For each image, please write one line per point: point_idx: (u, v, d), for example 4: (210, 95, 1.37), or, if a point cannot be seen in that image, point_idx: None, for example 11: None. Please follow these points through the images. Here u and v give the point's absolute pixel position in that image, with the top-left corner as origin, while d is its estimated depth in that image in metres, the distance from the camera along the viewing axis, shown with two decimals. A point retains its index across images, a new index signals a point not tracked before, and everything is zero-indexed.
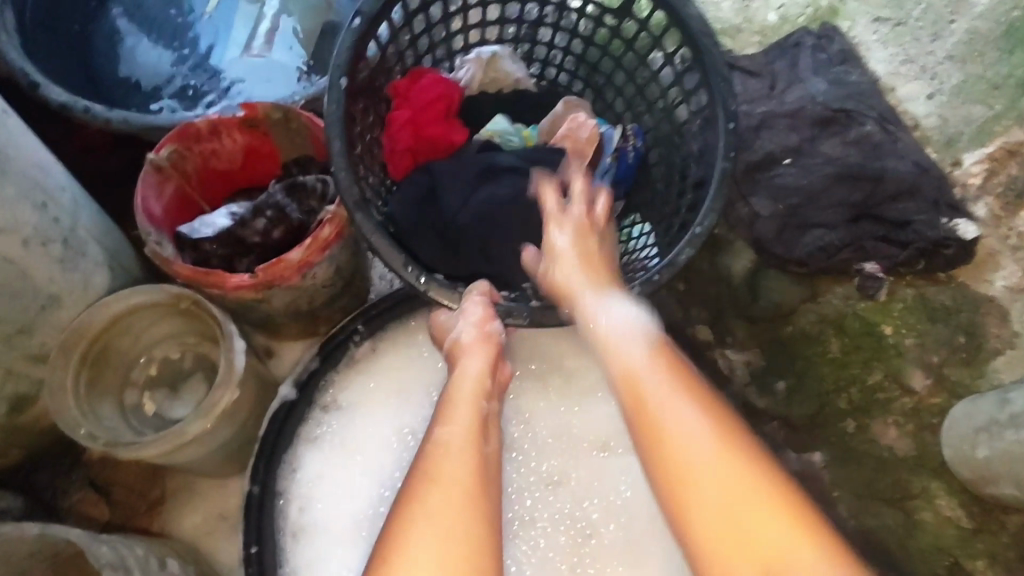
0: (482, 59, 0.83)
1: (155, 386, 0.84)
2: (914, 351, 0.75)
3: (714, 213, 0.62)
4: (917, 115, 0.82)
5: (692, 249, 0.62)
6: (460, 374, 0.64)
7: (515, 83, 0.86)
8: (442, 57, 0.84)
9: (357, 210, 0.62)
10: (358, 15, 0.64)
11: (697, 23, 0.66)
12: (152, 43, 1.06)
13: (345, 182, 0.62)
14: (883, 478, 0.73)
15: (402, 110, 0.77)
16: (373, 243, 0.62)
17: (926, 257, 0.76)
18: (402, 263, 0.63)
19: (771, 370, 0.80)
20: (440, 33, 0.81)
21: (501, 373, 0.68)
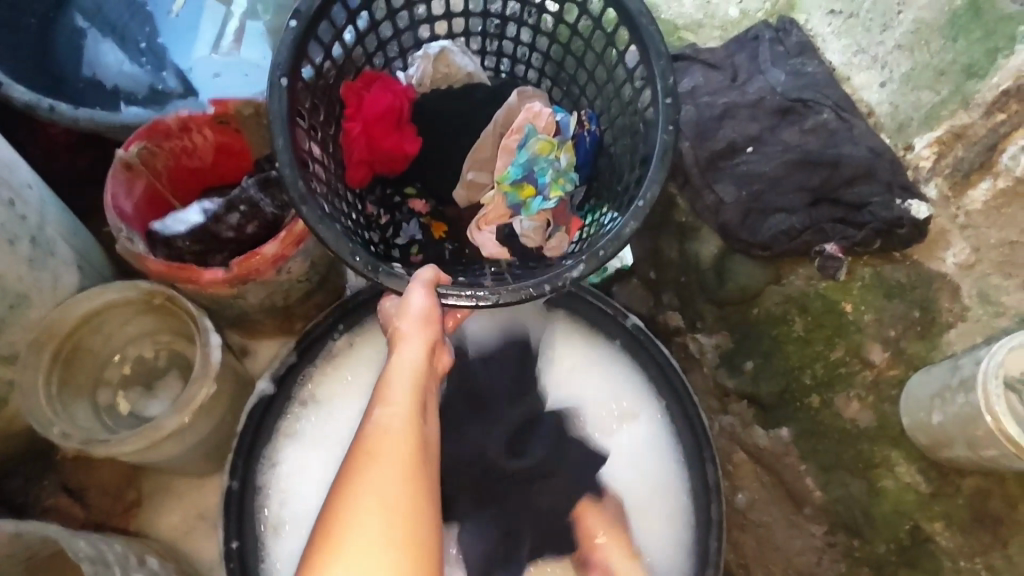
0: (429, 55, 0.84)
1: (129, 385, 0.83)
2: (873, 327, 0.77)
3: (657, 186, 0.63)
4: (870, 103, 0.86)
5: (637, 221, 0.63)
6: (400, 358, 0.62)
7: (469, 76, 0.87)
8: (395, 54, 0.85)
9: (305, 203, 0.61)
10: (295, 16, 0.64)
11: (636, 10, 0.67)
12: (117, 45, 1.05)
13: (290, 177, 0.61)
14: (846, 450, 0.77)
15: (355, 112, 0.79)
16: (320, 234, 0.62)
17: (881, 238, 0.79)
18: (350, 254, 0.62)
19: (739, 352, 0.87)
20: (387, 29, 0.82)
21: (444, 360, 0.65)
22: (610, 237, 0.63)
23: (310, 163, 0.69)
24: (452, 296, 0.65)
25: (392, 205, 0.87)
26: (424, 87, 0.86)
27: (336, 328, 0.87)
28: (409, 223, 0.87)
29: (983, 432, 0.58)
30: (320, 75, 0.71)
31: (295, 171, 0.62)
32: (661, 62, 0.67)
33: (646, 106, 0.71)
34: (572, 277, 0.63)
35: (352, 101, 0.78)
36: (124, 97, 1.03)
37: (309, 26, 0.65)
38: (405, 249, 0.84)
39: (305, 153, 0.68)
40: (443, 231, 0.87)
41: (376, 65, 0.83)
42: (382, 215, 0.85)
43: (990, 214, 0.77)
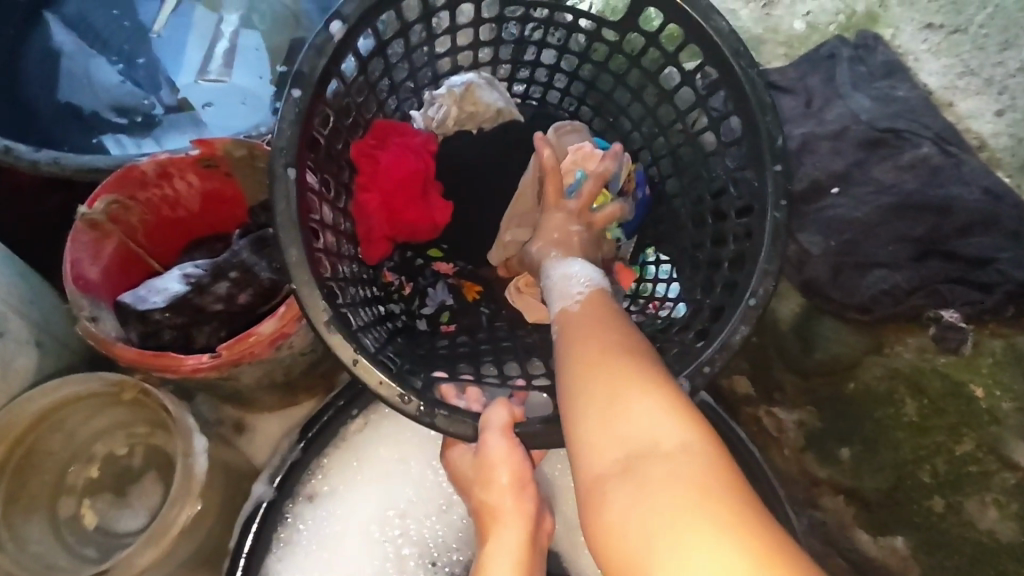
0: (454, 94, 0.69)
1: (96, 492, 0.68)
2: (1015, 420, 0.65)
3: (771, 279, 0.50)
4: (982, 134, 0.74)
5: (748, 325, 0.50)
6: (491, 544, 0.48)
7: (498, 113, 0.72)
8: (408, 93, 0.69)
9: (333, 331, 0.48)
10: (297, 84, 0.48)
11: (726, 37, 0.52)
12: (103, 60, 0.91)
13: (310, 298, 0.48)
14: (985, 570, 0.63)
15: (370, 177, 0.64)
16: (358, 369, 0.48)
17: (1014, 303, 0.66)
18: (401, 399, 0.48)
19: (831, 435, 0.69)
20: (403, 71, 0.66)
21: (546, 527, 0.51)
22: (715, 345, 0.50)
23: (328, 260, 0.55)
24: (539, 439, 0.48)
25: (413, 268, 0.72)
26: (445, 128, 0.72)
27: (349, 409, 0.72)
28: (435, 287, 0.72)
29: None
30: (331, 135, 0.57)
31: (317, 289, 0.49)
32: (756, 92, 0.52)
33: (737, 169, 0.58)
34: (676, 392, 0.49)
35: (365, 164, 0.63)
36: (103, 130, 0.89)
37: (317, 92, 0.50)
38: (433, 319, 0.70)
39: (323, 250, 0.54)
40: (478, 293, 0.73)
41: (388, 107, 0.67)
42: (404, 284, 0.70)
43: None
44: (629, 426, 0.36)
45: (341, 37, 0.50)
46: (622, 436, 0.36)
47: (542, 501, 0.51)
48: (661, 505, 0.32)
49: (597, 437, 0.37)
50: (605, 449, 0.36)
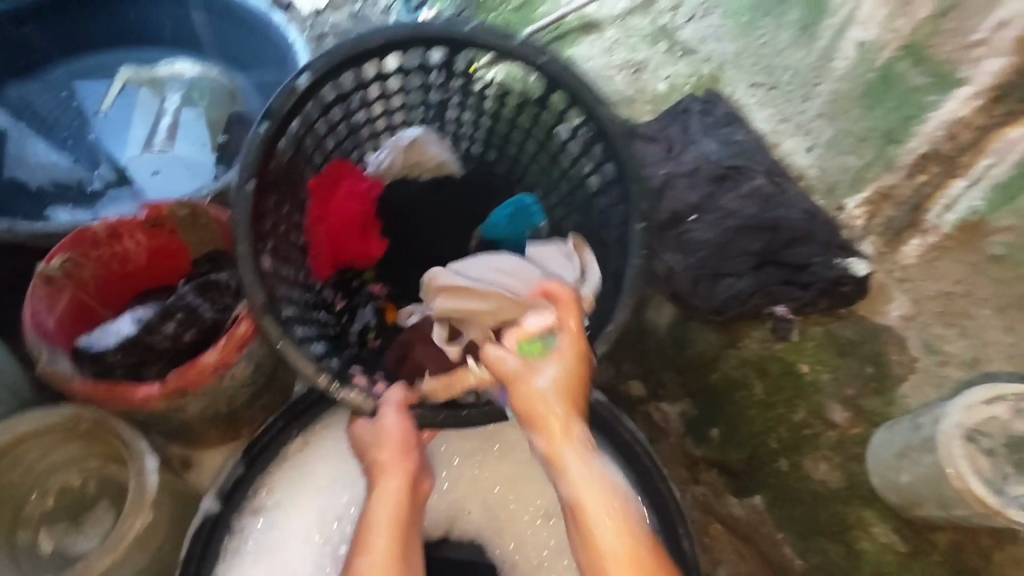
0: (402, 144, 0.86)
1: (52, 521, 0.76)
2: (831, 387, 0.79)
3: (626, 312, 0.64)
4: (801, 167, 0.88)
5: (608, 343, 0.64)
6: (378, 497, 0.62)
7: (438, 165, 0.89)
8: (368, 135, 0.85)
9: (264, 315, 0.60)
10: (266, 118, 0.61)
11: (588, 94, 0.66)
12: (42, 141, 1.03)
13: (251, 286, 0.60)
14: (821, 513, 0.76)
15: (321, 208, 0.79)
16: (282, 350, 0.60)
17: (827, 296, 0.81)
18: (315, 371, 0.60)
19: (703, 420, 0.86)
20: (360, 117, 0.81)
21: (424, 487, 0.66)
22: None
23: (275, 265, 0.68)
24: (426, 415, 0.63)
25: (350, 288, 0.85)
26: (393, 171, 0.87)
27: (289, 430, 0.82)
28: (364, 308, 0.84)
29: (948, 492, 0.60)
30: (291, 169, 0.71)
31: (258, 280, 0.60)
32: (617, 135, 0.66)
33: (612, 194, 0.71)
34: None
35: (319, 196, 0.78)
36: (52, 201, 0.99)
37: (282, 123, 0.62)
38: (360, 335, 0.82)
39: (271, 258, 0.65)
40: (396, 316, 0.86)
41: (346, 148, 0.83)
42: (338, 299, 0.82)
43: (925, 268, 0.80)
44: None
45: (305, 88, 0.63)
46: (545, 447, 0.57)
47: (423, 467, 0.65)
48: None
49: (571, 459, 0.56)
50: (609, 536, 0.54)
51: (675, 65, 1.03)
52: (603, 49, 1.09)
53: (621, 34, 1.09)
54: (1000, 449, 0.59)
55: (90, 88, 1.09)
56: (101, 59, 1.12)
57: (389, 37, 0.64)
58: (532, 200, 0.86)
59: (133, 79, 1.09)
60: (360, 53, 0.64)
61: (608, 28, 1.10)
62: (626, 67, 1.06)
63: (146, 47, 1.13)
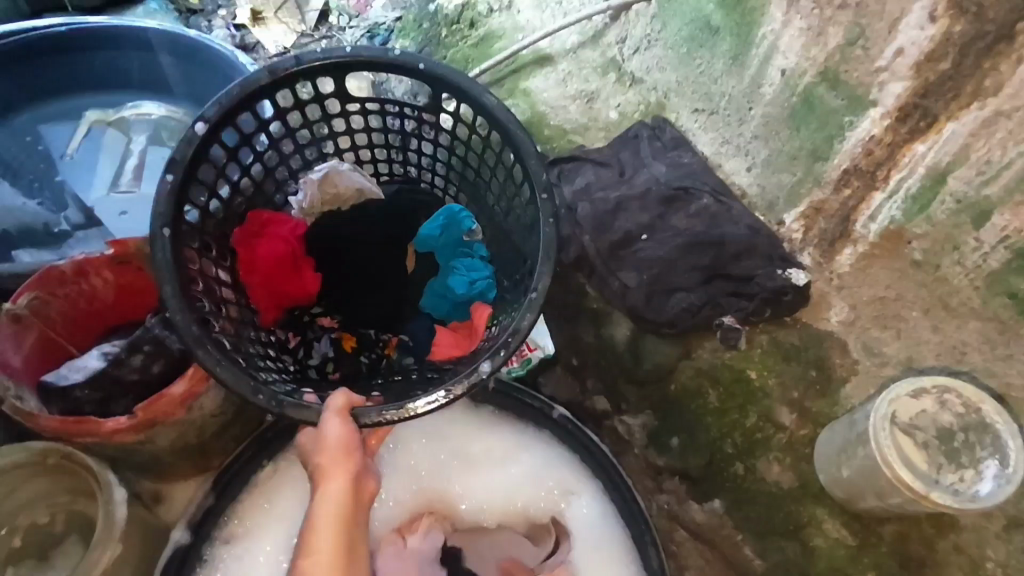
0: (319, 180, 0.91)
1: (20, 559, 0.76)
2: (778, 390, 0.83)
3: (546, 277, 0.67)
4: (743, 186, 0.96)
5: (532, 312, 0.66)
6: (320, 496, 0.63)
7: (361, 191, 0.94)
8: (284, 176, 0.91)
9: (199, 343, 0.63)
10: (171, 170, 0.67)
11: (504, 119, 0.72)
12: (7, 184, 1.05)
13: (183, 320, 0.64)
14: (776, 514, 0.80)
15: (247, 259, 0.85)
16: (218, 373, 0.62)
17: (771, 306, 0.86)
18: (253, 389, 0.63)
19: (664, 429, 0.90)
20: (275, 158, 0.87)
21: (369, 488, 0.66)
22: (512, 332, 0.67)
23: (207, 302, 0.73)
24: (369, 416, 0.64)
25: (301, 323, 0.90)
26: (315, 208, 0.93)
27: (258, 459, 0.83)
28: (320, 341, 0.89)
29: (882, 481, 0.65)
30: (208, 214, 0.77)
31: (187, 312, 0.64)
32: (534, 160, 0.72)
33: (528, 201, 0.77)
34: (483, 373, 0.65)
35: (244, 249, 0.84)
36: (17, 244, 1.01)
37: (188, 170, 0.68)
38: (320, 368, 0.87)
39: (202, 297, 0.72)
40: (354, 344, 0.90)
41: (267, 190, 0.89)
42: (290, 337, 0.88)
43: (858, 275, 0.84)
44: None
45: (204, 134, 0.69)
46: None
47: (366, 469, 0.66)
48: None
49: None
50: None
51: (625, 94, 1.09)
52: (557, 81, 1.15)
53: (574, 66, 1.15)
54: (932, 441, 0.64)
55: (55, 132, 1.12)
56: (68, 103, 1.15)
57: (275, 77, 0.71)
58: (460, 207, 0.93)
59: (99, 122, 1.13)
60: (249, 95, 0.71)
61: (561, 61, 1.16)
62: (579, 97, 1.13)
63: (109, 87, 1.15)
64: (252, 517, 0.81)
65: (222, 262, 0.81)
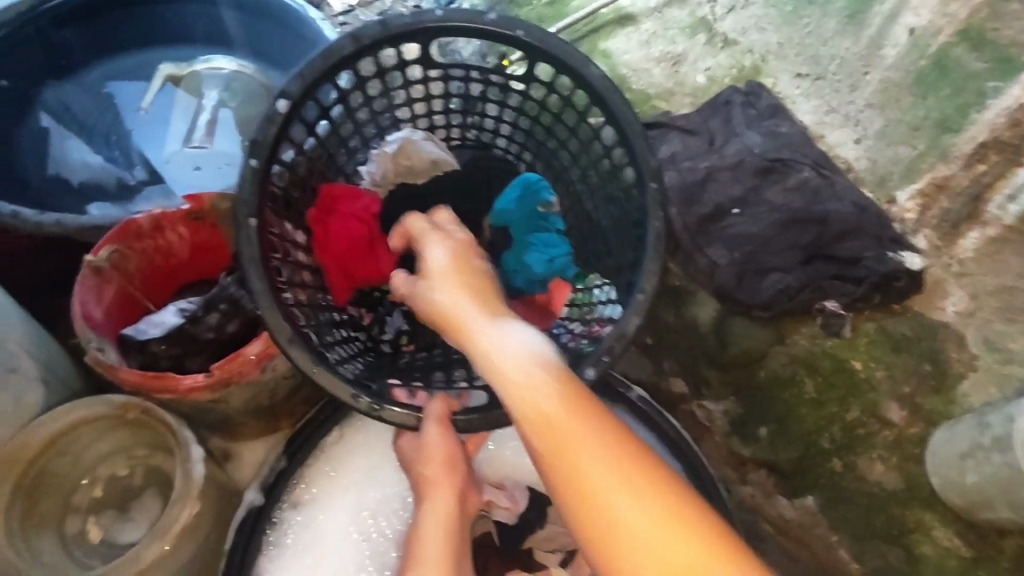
0: (390, 151, 0.84)
1: (101, 510, 0.77)
2: (887, 385, 0.78)
3: (654, 277, 0.64)
4: (848, 159, 0.87)
5: (639, 315, 0.63)
6: (427, 507, 0.62)
7: (435, 162, 0.86)
8: (356, 145, 0.83)
9: (294, 345, 0.59)
10: (255, 154, 0.61)
11: (610, 94, 0.66)
12: (82, 143, 1.05)
13: (274, 316, 0.59)
14: (878, 517, 0.75)
15: (321, 239, 0.77)
16: (315, 376, 0.59)
17: (880, 291, 0.79)
18: (348, 392, 0.60)
19: (751, 417, 0.82)
20: (348, 127, 0.79)
21: (474, 500, 0.65)
22: (614, 333, 0.63)
23: (290, 292, 0.68)
24: (467, 419, 0.61)
25: (372, 300, 0.83)
26: (388, 180, 0.85)
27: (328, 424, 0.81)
28: (393, 316, 0.83)
29: None
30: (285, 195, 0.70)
31: (280, 310, 0.60)
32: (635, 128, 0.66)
33: (625, 172, 0.72)
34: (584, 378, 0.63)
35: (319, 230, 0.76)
36: (93, 201, 1.01)
37: (272, 150, 0.62)
38: (395, 343, 0.82)
39: (285, 286, 0.66)
40: None
41: (339, 159, 0.82)
42: (364, 315, 0.82)
43: (984, 262, 0.79)
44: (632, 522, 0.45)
45: (286, 112, 0.62)
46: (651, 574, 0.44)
47: (470, 480, 0.65)
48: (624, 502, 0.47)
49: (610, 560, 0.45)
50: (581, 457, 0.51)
51: (716, 56, 1.00)
52: (640, 42, 1.05)
53: (658, 26, 1.05)
54: None
55: (127, 89, 1.11)
56: (138, 59, 1.14)
57: (359, 44, 0.63)
58: (537, 177, 0.85)
59: (171, 76, 1.08)
60: (333, 64, 0.64)
61: (645, 20, 1.06)
62: (664, 59, 1.03)
63: (182, 48, 1.14)
64: (321, 481, 0.80)
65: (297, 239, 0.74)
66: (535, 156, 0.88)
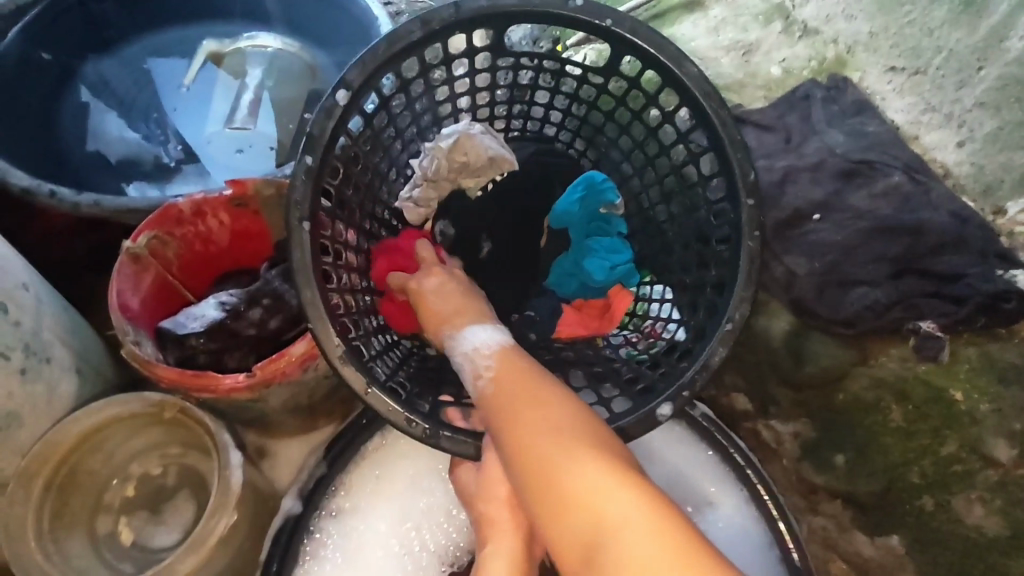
0: (443, 147, 0.74)
1: (133, 510, 0.73)
2: (993, 419, 0.71)
3: (746, 302, 0.59)
4: (948, 163, 0.80)
5: (726, 346, 0.59)
6: (492, 550, 0.58)
7: (492, 161, 0.76)
8: (412, 136, 0.77)
9: (346, 362, 0.56)
10: (310, 152, 0.55)
11: (704, 93, 0.59)
12: (117, 118, 1.01)
13: (323, 329, 0.56)
14: (977, 566, 0.68)
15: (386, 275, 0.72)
16: (368, 398, 0.56)
17: (986, 314, 0.71)
18: (405, 419, 0.56)
19: (825, 444, 0.75)
20: (407, 118, 0.73)
21: None
22: (696, 367, 0.60)
23: (341, 297, 0.62)
24: None
25: None
26: (440, 179, 0.76)
27: (370, 428, 0.77)
28: None
29: None
30: (343, 188, 0.65)
31: (331, 323, 0.56)
32: (727, 125, 0.59)
33: (709, 176, 0.65)
34: (659, 417, 0.59)
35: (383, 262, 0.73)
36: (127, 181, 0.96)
37: (327, 150, 0.57)
38: None
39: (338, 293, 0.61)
40: None
41: (392, 151, 0.75)
42: None
43: None
44: (589, 498, 0.43)
45: (345, 103, 0.56)
46: (567, 522, 0.43)
47: None
48: (573, 473, 0.45)
49: (547, 519, 0.45)
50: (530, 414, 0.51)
51: (792, 47, 0.92)
52: (708, 28, 0.97)
53: (729, 13, 0.98)
54: None
55: (166, 65, 1.07)
56: (181, 34, 1.10)
57: (427, 30, 0.57)
58: (602, 176, 0.80)
59: (215, 54, 1.07)
60: (395, 55, 0.57)
61: (714, 6, 0.99)
62: (733, 48, 0.94)
63: (213, 24, 1.10)
64: (361, 492, 0.75)
65: (350, 239, 0.68)
66: (598, 155, 0.83)
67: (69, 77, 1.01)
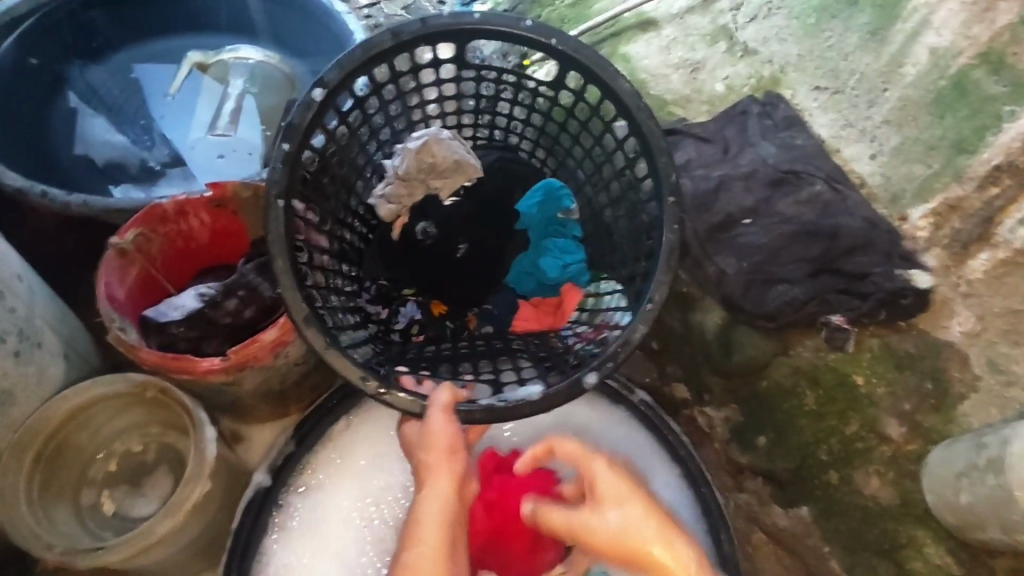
0: (412, 149, 0.84)
1: (114, 483, 0.80)
2: (887, 401, 0.78)
3: (664, 288, 0.65)
4: (863, 174, 0.85)
5: (645, 324, 0.64)
6: (426, 492, 0.64)
7: (457, 164, 0.86)
8: (387, 138, 0.86)
9: (309, 324, 0.62)
10: (288, 138, 0.63)
11: (636, 107, 0.67)
12: (104, 124, 1.07)
13: (292, 299, 0.63)
14: (870, 529, 0.78)
15: None
16: (326, 355, 0.62)
17: (886, 307, 0.79)
18: (360, 376, 0.63)
19: (750, 426, 0.87)
20: (381, 118, 0.81)
21: (469, 488, 0.67)
22: (619, 341, 0.65)
23: (310, 272, 0.69)
24: (471, 410, 0.64)
25: (387, 296, 0.87)
26: (411, 177, 0.85)
27: (337, 410, 0.84)
28: (406, 306, 0.88)
29: (1017, 516, 0.60)
30: (315, 181, 0.72)
31: (298, 292, 0.63)
32: (656, 135, 0.67)
33: (642, 179, 0.73)
34: (585, 385, 0.64)
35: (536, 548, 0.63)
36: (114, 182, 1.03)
37: (304, 138, 0.64)
38: (405, 332, 0.85)
39: (307, 268, 0.68)
40: (443, 309, 0.89)
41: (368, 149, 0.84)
42: (382, 311, 0.85)
43: (992, 283, 0.77)
44: None
45: (322, 99, 0.64)
46: None
47: (468, 468, 0.67)
48: None
49: None
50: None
51: (735, 65, 0.99)
52: (660, 47, 1.06)
53: (679, 33, 1.05)
54: None
55: (153, 74, 1.14)
56: (169, 45, 1.17)
57: (398, 40, 0.65)
58: (560, 183, 0.89)
59: (200, 64, 1.13)
60: (371, 57, 0.65)
61: (666, 26, 1.07)
62: (683, 65, 1.03)
63: (198, 35, 1.18)
64: (327, 470, 0.82)
65: (323, 225, 0.75)
66: (557, 163, 0.90)
67: (59, 84, 1.08)
